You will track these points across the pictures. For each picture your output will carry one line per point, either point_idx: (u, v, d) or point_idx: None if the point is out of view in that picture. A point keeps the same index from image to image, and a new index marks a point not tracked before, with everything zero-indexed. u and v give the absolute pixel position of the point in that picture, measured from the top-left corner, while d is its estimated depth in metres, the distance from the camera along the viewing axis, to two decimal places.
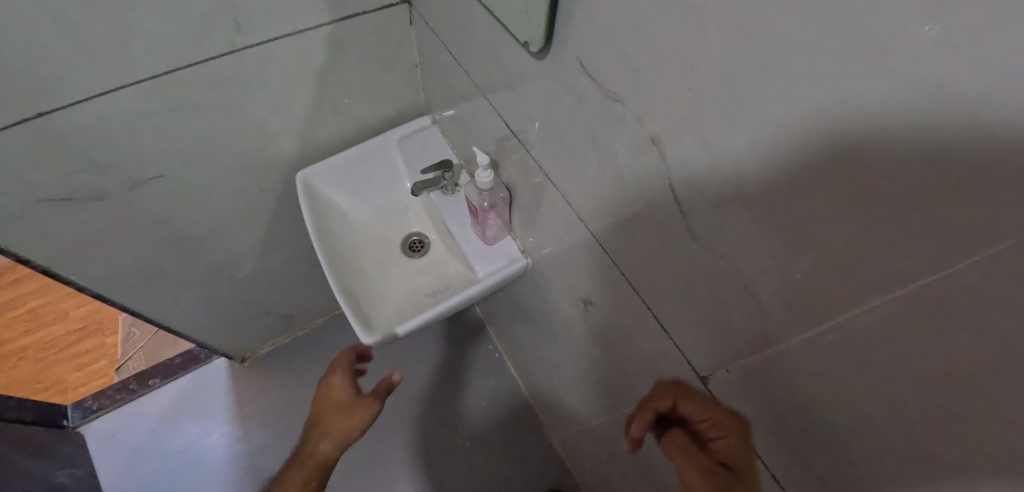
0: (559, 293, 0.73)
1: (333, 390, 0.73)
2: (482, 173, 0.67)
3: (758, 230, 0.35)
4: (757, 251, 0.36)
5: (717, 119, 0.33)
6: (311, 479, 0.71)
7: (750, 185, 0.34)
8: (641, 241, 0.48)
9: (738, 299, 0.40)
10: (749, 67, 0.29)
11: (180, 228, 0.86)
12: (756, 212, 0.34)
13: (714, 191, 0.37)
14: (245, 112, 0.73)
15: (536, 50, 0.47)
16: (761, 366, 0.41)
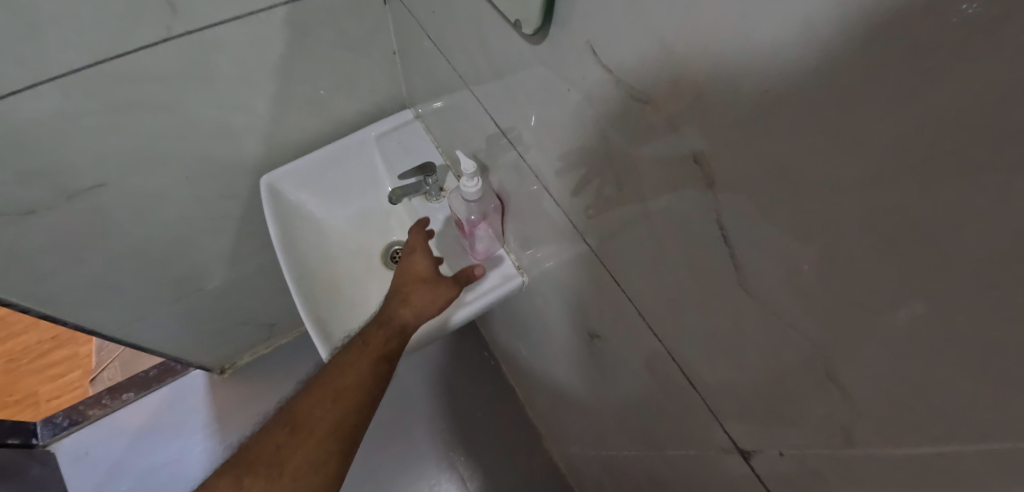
0: (561, 314, 0.64)
1: (414, 265, 0.64)
2: (467, 184, 0.58)
3: (825, 301, 0.25)
4: (821, 328, 0.26)
5: (769, 137, 0.23)
6: (383, 346, 0.60)
7: (819, 236, 0.23)
8: (659, 279, 0.39)
9: (796, 380, 0.30)
10: (827, 68, 0.19)
11: (132, 241, 0.76)
12: (824, 281, 0.24)
13: (764, 240, 0.27)
14: (193, 111, 0.63)
15: (529, 33, 0.37)
16: (829, 464, 0.31)
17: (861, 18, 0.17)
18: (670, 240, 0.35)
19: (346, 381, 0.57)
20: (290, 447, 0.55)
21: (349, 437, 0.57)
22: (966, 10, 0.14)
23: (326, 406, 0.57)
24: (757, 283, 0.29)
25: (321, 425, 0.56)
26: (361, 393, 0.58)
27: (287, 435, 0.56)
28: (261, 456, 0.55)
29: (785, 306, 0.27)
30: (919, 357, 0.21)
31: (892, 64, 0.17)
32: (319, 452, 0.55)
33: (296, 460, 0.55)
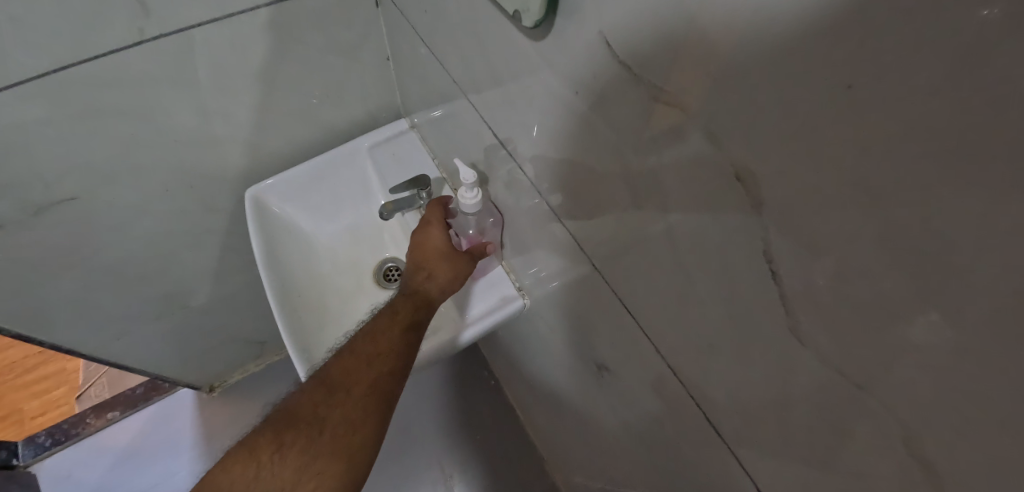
0: (565, 338, 0.59)
1: (430, 238, 0.59)
2: (465, 195, 0.54)
3: (894, 355, 0.20)
4: (890, 389, 0.21)
5: (827, 151, 0.18)
6: (414, 313, 0.55)
7: (896, 281, 0.18)
8: (677, 312, 0.34)
9: (849, 446, 0.25)
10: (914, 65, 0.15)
11: (109, 257, 0.72)
12: (897, 333, 0.19)
13: (821, 281, 0.21)
14: (171, 119, 0.59)
15: (531, 26, 0.33)
16: None
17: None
18: (694, 270, 0.30)
19: (381, 344, 0.53)
20: (325, 413, 0.50)
21: (385, 407, 0.52)
22: (988, 17, 0.12)
23: (360, 370, 0.52)
24: (810, 328, 0.23)
25: (358, 389, 0.51)
26: (396, 357, 0.53)
27: (321, 399, 0.50)
28: (293, 424, 0.50)
29: (841, 355, 0.22)
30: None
31: (1017, 56, 0.12)
32: (356, 420, 0.50)
33: (332, 426, 0.49)
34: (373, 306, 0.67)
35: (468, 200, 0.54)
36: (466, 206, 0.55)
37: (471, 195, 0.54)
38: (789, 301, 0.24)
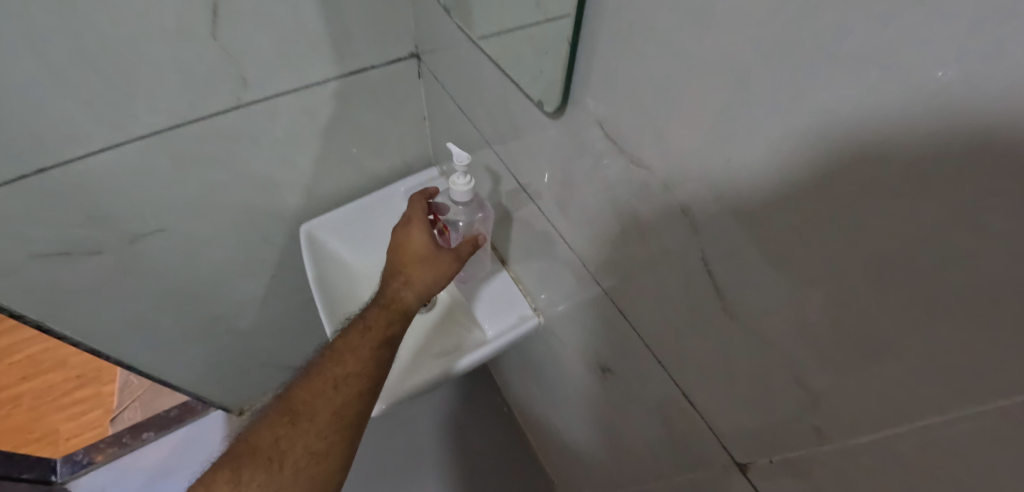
0: (573, 352, 0.68)
1: (411, 240, 0.62)
2: (456, 180, 0.59)
3: (800, 312, 0.29)
4: (795, 331, 0.30)
5: (750, 181, 0.29)
6: (385, 330, 0.61)
7: (795, 261, 0.28)
8: (664, 313, 0.43)
9: (784, 388, 0.34)
10: (788, 138, 0.25)
11: (178, 282, 0.83)
12: (798, 291, 0.29)
13: (750, 268, 0.32)
14: (248, 166, 0.72)
15: (552, 110, 0.45)
16: (815, 463, 0.34)
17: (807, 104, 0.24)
18: (672, 278, 0.40)
19: (346, 368, 0.59)
20: (290, 438, 0.56)
21: (349, 426, 0.58)
22: (845, 107, 0.22)
23: (325, 396, 0.58)
24: (748, 303, 0.33)
25: (321, 414, 0.57)
26: (361, 382, 0.59)
27: (287, 425, 0.56)
28: (259, 448, 0.55)
29: (769, 319, 0.32)
30: (877, 353, 0.26)
31: (834, 132, 0.23)
32: (318, 444, 0.56)
33: (295, 451, 0.55)
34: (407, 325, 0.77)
35: (459, 185, 0.60)
36: (456, 191, 0.60)
37: (461, 181, 0.60)
38: (720, 283, 0.35)
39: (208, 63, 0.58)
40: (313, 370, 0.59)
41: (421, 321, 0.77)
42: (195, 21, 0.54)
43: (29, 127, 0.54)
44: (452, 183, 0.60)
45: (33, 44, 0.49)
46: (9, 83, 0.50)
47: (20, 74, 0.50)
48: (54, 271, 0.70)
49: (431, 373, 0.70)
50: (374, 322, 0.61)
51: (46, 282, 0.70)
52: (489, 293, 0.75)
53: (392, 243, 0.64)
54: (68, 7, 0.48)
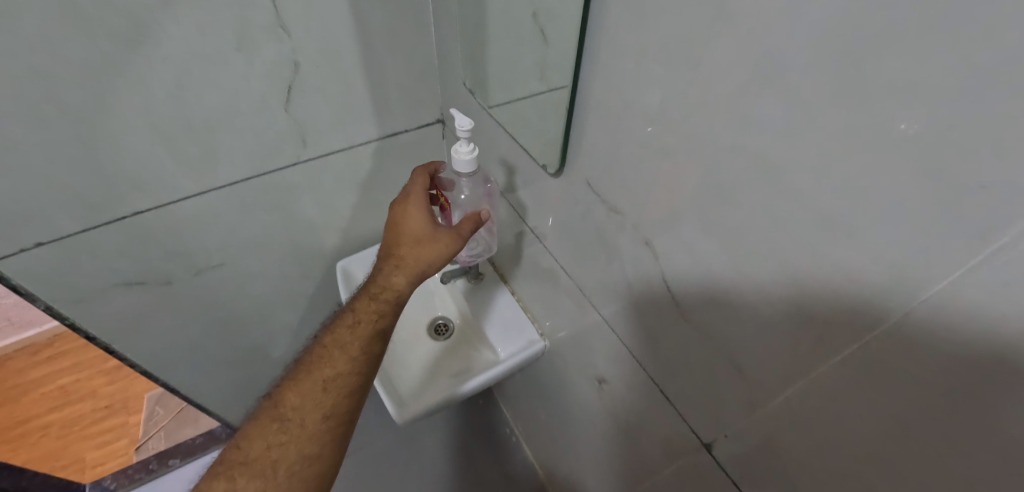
0: (573, 373, 0.78)
1: (408, 219, 0.60)
2: (460, 148, 0.58)
3: (729, 309, 0.41)
4: (727, 324, 0.42)
5: (691, 221, 0.41)
6: (376, 322, 0.59)
7: (722, 271, 0.40)
8: (645, 322, 0.54)
9: (726, 371, 0.45)
10: (710, 193, 0.39)
11: (226, 310, 0.95)
12: (726, 293, 0.41)
13: (694, 281, 0.44)
14: (297, 210, 0.85)
15: (552, 171, 0.57)
16: (752, 428, 0.44)
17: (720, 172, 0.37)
18: (649, 293, 0.51)
19: (336, 366, 0.57)
20: (282, 444, 0.54)
21: (343, 423, 0.57)
22: (740, 175, 0.35)
23: (314, 398, 0.56)
24: (697, 306, 0.45)
25: (311, 415, 0.55)
26: (352, 378, 0.58)
27: (277, 429, 0.55)
28: (249, 457, 0.54)
29: (710, 316, 0.44)
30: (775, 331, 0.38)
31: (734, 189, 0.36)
32: (311, 447, 0.55)
33: (289, 456, 0.54)
34: (426, 350, 0.89)
35: (462, 154, 0.59)
36: (459, 161, 0.59)
37: (465, 150, 0.59)
38: (675, 293, 0.47)
39: (277, 129, 0.72)
40: (301, 369, 0.57)
41: (438, 346, 0.89)
42: (273, 96, 0.68)
43: (136, 177, 0.67)
44: (455, 152, 0.59)
45: (151, 115, 0.62)
46: (128, 144, 0.64)
47: (137, 137, 0.63)
48: (129, 298, 0.81)
49: (443, 392, 0.80)
50: (366, 312, 0.59)
51: (119, 307, 0.82)
52: (497, 320, 0.85)
53: (389, 219, 0.61)
54: (182, 88, 0.62)
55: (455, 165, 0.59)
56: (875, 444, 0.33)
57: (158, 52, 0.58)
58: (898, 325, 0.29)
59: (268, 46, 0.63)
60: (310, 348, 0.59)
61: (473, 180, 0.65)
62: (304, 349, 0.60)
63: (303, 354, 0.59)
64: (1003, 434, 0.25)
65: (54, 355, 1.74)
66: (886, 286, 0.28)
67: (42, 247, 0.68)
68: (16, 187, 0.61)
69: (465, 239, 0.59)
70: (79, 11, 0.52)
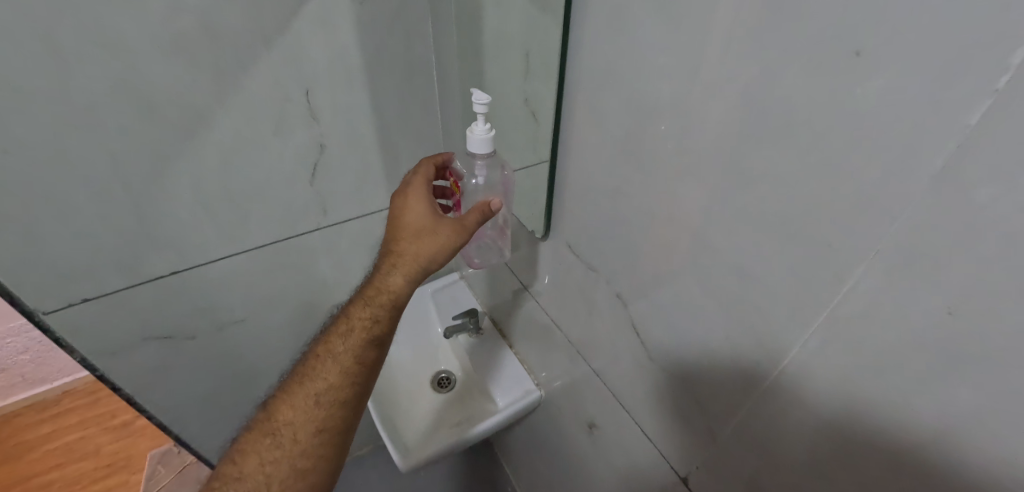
0: (567, 420, 0.82)
1: (409, 210, 0.54)
2: (476, 126, 0.52)
3: (683, 350, 0.48)
4: (681, 360, 0.49)
5: (646, 277, 0.49)
6: (370, 330, 0.55)
7: (672, 318, 0.48)
8: (622, 365, 0.61)
9: (690, 405, 0.51)
10: (655, 256, 0.47)
11: (242, 363, 1.01)
12: (679, 336, 0.48)
13: (655, 326, 0.51)
14: (313, 270, 0.93)
15: (540, 234, 0.64)
16: (715, 456, 0.50)
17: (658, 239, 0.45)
18: (622, 339, 0.58)
19: (331, 377, 0.55)
20: (276, 460, 0.52)
21: (339, 436, 0.54)
22: (672, 240, 0.44)
23: (307, 411, 0.54)
24: (658, 349, 0.52)
25: (304, 429, 0.53)
26: (344, 388, 0.54)
27: (270, 444, 0.53)
28: (242, 473, 0.52)
29: (670, 358, 0.51)
30: (718, 365, 0.45)
31: (671, 251, 0.44)
32: (305, 461, 0.53)
33: (281, 471, 0.52)
34: (429, 402, 0.95)
35: (478, 133, 0.52)
36: (475, 142, 0.53)
37: (482, 129, 0.53)
38: (643, 338, 0.54)
39: (303, 199, 0.82)
40: (296, 380, 0.55)
41: (440, 398, 0.95)
42: (300, 172, 0.78)
43: (177, 241, 0.76)
44: (471, 130, 0.53)
45: (197, 188, 0.73)
46: (174, 213, 0.74)
47: (182, 207, 0.73)
48: (155, 351, 0.89)
49: (448, 438, 0.86)
50: (360, 317, 0.55)
51: (145, 360, 0.89)
52: (497, 370, 0.91)
53: (391, 211, 0.56)
54: (225, 166, 0.72)
55: (470, 146, 0.53)
56: (795, 462, 0.40)
57: (209, 138, 0.69)
58: (797, 355, 0.36)
59: (300, 132, 0.74)
60: (304, 357, 0.57)
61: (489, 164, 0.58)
62: (299, 357, 0.58)
63: (298, 363, 0.57)
64: (872, 440, 0.33)
65: (59, 412, 1.64)
66: (782, 324, 0.36)
67: (88, 302, 0.76)
68: (75, 249, 0.70)
69: (471, 233, 0.53)
70: (151, 106, 0.63)
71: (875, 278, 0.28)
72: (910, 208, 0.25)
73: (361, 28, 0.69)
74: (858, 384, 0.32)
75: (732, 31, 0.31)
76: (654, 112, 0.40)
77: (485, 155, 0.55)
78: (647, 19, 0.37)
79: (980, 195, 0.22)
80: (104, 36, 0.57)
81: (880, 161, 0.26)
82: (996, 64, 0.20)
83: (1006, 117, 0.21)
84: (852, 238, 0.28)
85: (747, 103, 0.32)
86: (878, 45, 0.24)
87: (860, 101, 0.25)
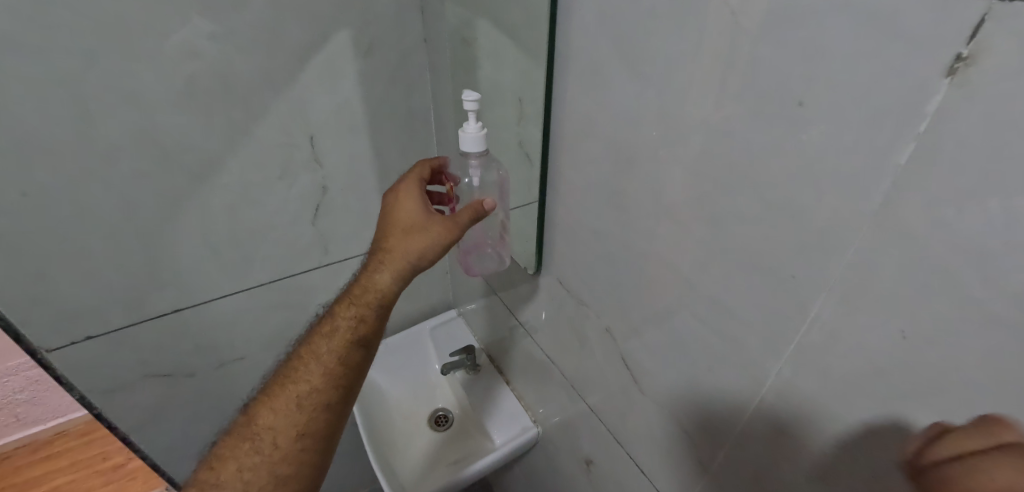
0: (564, 458, 0.81)
1: (400, 206, 0.54)
2: (468, 126, 0.51)
3: (671, 382, 0.49)
4: (671, 392, 0.50)
5: (633, 310, 0.51)
6: (354, 331, 0.54)
7: (660, 350, 0.49)
8: (615, 400, 0.61)
9: (681, 438, 0.51)
10: (640, 290, 0.49)
11: (238, 402, 1.01)
12: (668, 368, 0.49)
13: (644, 359, 0.52)
14: (312, 308, 0.94)
15: (532, 270, 0.66)
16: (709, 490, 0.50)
17: (643, 272, 0.47)
18: (613, 374, 0.59)
19: (312, 380, 0.54)
20: (255, 466, 0.52)
21: (319, 441, 0.54)
22: (655, 274, 0.45)
23: (289, 415, 0.54)
24: (649, 383, 0.53)
25: (283, 434, 0.53)
26: (327, 391, 0.54)
27: (248, 450, 0.53)
28: (220, 480, 0.52)
29: (660, 391, 0.51)
30: (705, 397, 0.45)
31: (655, 286, 0.46)
32: (286, 467, 0.52)
33: (260, 478, 0.52)
34: (427, 441, 0.95)
35: (471, 133, 0.52)
36: (468, 141, 0.52)
37: (474, 128, 0.52)
38: (635, 373, 0.55)
39: (304, 239, 0.84)
40: (279, 384, 0.56)
41: (438, 437, 0.96)
42: (303, 214, 0.81)
43: (181, 280, 0.78)
44: (463, 131, 0.52)
45: (203, 230, 0.75)
46: (180, 254, 0.76)
47: (188, 247, 0.76)
48: (153, 389, 0.89)
49: (446, 476, 0.85)
50: (346, 316, 0.54)
51: (143, 399, 0.89)
52: (495, 407, 0.91)
53: (382, 208, 0.55)
54: (230, 207, 0.75)
55: (463, 146, 0.52)
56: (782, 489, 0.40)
57: (216, 182, 0.72)
58: (778, 383, 0.37)
59: (304, 176, 0.78)
60: (290, 358, 0.57)
61: (483, 164, 0.59)
62: (286, 358, 0.58)
63: (283, 365, 0.57)
64: (850, 461, 0.33)
65: (52, 453, 1.61)
66: (761, 354, 0.37)
67: (91, 340, 0.78)
68: (83, 288, 0.73)
69: (462, 231, 0.51)
70: (163, 152, 0.67)
71: (835, 309, 0.30)
72: (859, 242, 0.27)
73: (364, 79, 0.74)
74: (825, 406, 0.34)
75: (694, 86, 0.34)
76: (632, 158, 0.43)
77: (480, 153, 0.54)
78: (619, 75, 0.41)
79: (918, 228, 0.25)
80: (124, 88, 0.61)
81: (829, 200, 0.28)
82: (916, 111, 0.23)
83: (931, 157, 0.23)
84: (811, 273, 0.31)
85: (710, 151, 0.35)
86: (816, 96, 0.27)
87: (805, 147, 0.28)
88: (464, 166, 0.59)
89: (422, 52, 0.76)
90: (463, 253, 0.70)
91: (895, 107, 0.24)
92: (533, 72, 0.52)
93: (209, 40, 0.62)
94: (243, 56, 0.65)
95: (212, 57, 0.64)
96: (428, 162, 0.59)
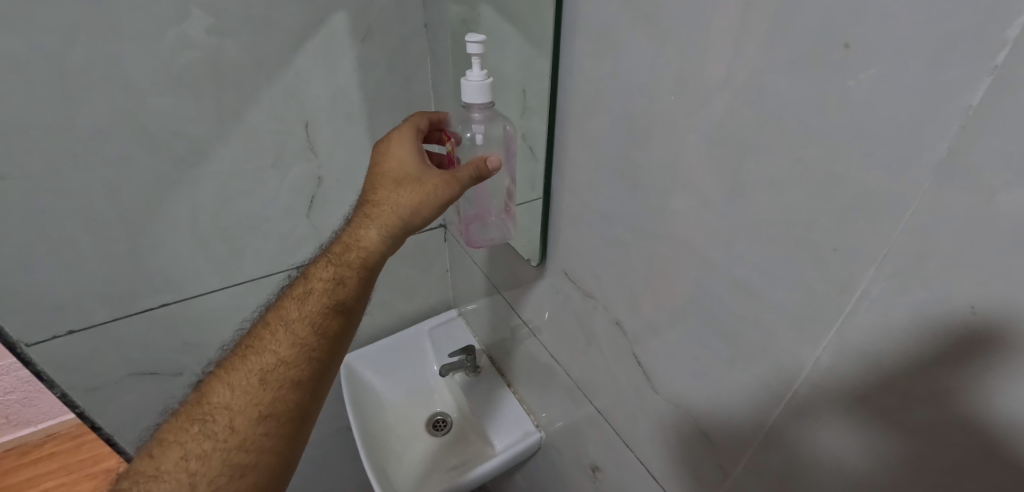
0: (570, 463, 0.77)
1: (392, 157, 0.53)
2: (471, 73, 0.48)
3: (688, 378, 0.45)
4: (686, 389, 0.46)
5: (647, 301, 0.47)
6: (331, 295, 0.52)
7: (677, 346, 0.45)
8: (623, 398, 0.57)
9: (697, 439, 0.47)
10: (654, 279, 0.45)
11: None
12: (684, 364, 0.45)
13: (658, 354, 0.48)
14: None
15: (535, 262, 0.62)
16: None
17: (661, 261, 0.43)
18: (623, 371, 0.55)
19: (280, 352, 0.51)
20: (205, 453, 0.47)
21: (283, 423, 0.50)
22: (672, 257, 0.42)
23: (249, 393, 0.50)
24: (663, 381, 0.49)
25: (242, 414, 0.49)
26: (296, 364, 0.51)
27: (198, 432, 0.48)
28: (163, 468, 0.47)
29: (676, 392, 0.47)
30: (726, 395, 0.42)
31: (672, 274, 0.43)
32: (242, 454, 0.48)
33: (211, 467, 0.47)
34: (423, 447, 0.91)
35: (474, 80, 0.49)
36: (471, 91, 0.49)
37: (478, 75, 0.49)
38: (648, 369, 0.51)
39: (298, 233, 0.81)
40: (239, 357, 0.52)
41: (435, 443, 0.91)
42: (297, 206, 0.78)
43: (170, 272, 0.75)
44: (466, 78, 0.49)
45: (192, 219, 0.72)
46: (168, 246, 0.73)
47: (176, 238, 0.73)
48: (138, 389, 0.85)
49: (444, 482, 0.81)
50: (321, 277, 0.53)
51: (128, 399, 0.85)
52: (496, 410, 0.86)
53: (372, 161, 0.54)
54: (221, 195, 0.72)
55: (466, 96, 0.49)
56: None
57: (207, 169, 0.69)
58: (816, 377, 0.33)
59: (299, 165, 0.75)
60: (253, 330, 0.54)
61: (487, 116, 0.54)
62: (247, 331, 0.55)
63: (244, 338, 0.54)
64: (898, 460, 0.30)
65: (41, 456, 1.57)
66: (800, 345, 0.33)
67: (73, 335, 0.74)
68: (66, 280, 0.69)
69: (462, 187, 0.50)
70: (151, 137, 0.64)
71: (886, 281, 0.27)
72: (916, 201, 0.24)
73: (361, 65, 0.71)
74: (882, 392, 0.29)
75: (718, 44, 0.32)
76: (648, 129, 0.39)
77: (484, 105, 0.51)
78: (634, 39, 0.38)
79: (989, 176, 0.22)
80: (108, 69, 0.58)
81: (881, 155, 0.25)
82: (993, 38, 0.20)
83: (1012, 92, 0.20)
84: (857, 243, 0.28)
85: (736, 115, 0.32)
86: (866, 37, 0.24)
87: (853, 94, 0.26)
88: (467, 119, 0.53)
89: (422, 37, 0.73)
90: (465, 224, 0.65)
91: (963, 38, 0.21)
92: (536, 60, 0.49)
93: (204, 32, 0.60)
94: (237, 39, 0.62)
95: (204, 39, 0.61)
96: (427, 115, 0.57)
